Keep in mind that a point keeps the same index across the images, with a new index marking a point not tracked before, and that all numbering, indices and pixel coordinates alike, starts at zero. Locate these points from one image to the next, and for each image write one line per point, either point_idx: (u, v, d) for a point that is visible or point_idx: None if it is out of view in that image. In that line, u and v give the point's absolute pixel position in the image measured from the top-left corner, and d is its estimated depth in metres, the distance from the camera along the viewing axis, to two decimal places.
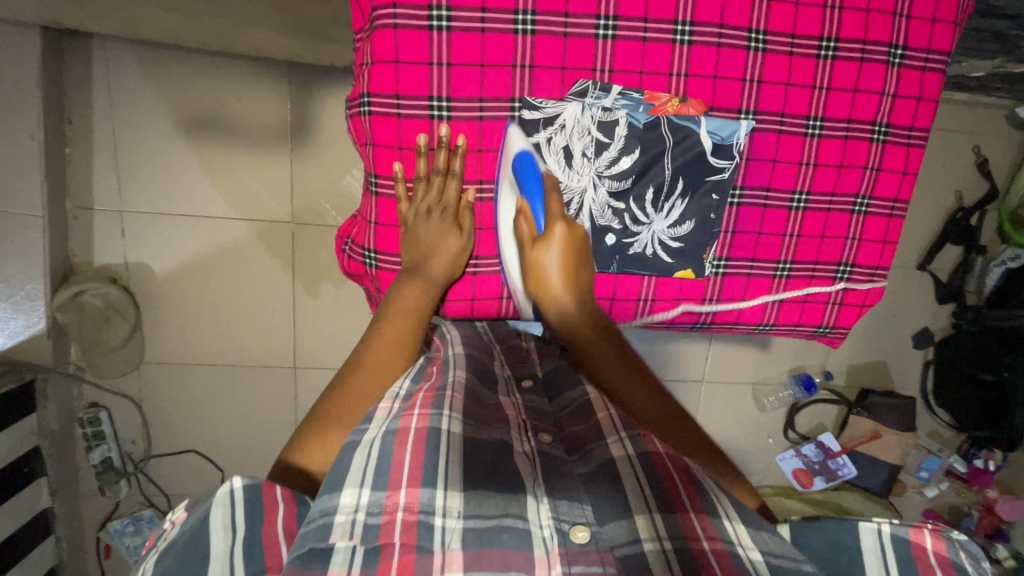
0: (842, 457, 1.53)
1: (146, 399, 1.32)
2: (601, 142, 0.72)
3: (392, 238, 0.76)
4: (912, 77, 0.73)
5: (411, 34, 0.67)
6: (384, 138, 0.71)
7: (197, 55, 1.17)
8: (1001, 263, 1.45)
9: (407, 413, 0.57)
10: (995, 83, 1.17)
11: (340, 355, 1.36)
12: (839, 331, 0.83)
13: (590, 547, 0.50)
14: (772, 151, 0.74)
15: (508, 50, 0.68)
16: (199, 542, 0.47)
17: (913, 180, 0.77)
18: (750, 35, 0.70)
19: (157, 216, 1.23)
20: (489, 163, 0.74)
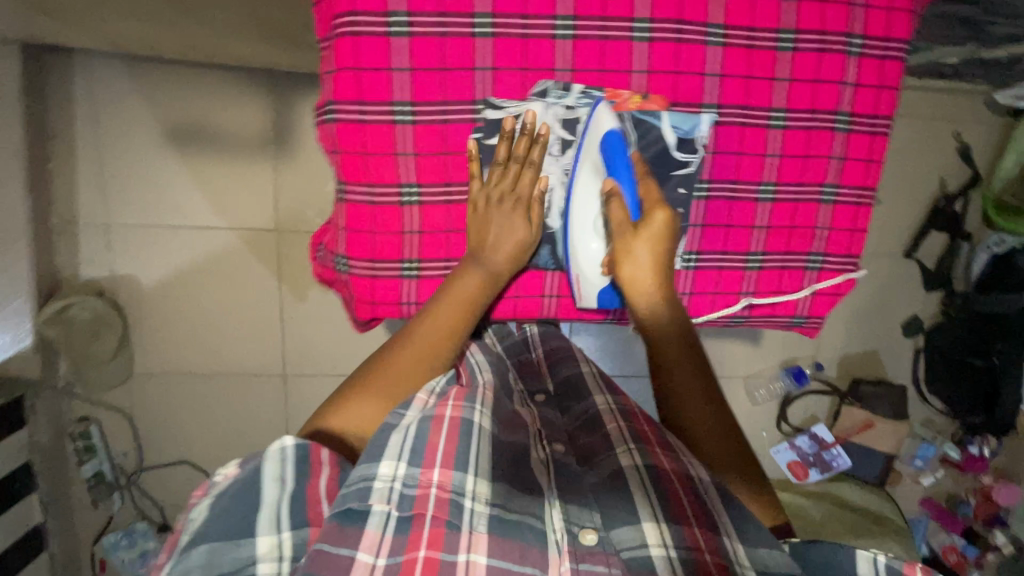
0: (836, 448, 1.53)
1: (136, 411, 1.32)
2: (566, 140, 0.74)
3: (362, 243, 0.73)
4: (873, 66, 0.74)
5: (370, 40, 0.66)
6: (349, 144, 0.69)
7: (176, 67, 1.17)
8: (986, 249, 1.44)
9: (442, 404, 0.67)
10: (971, 70, 1.17)
11: (329, 362, 1.36)
12: (814, 321, 0.82)
13: (597, 548, 0.60)
14: (736, 144, 0.74)
15: (468, 53, 0.68)
16: (251, 489, 0.56)
17: (879, 167, 0.77)
18: (709, 30, 0.70)
19: (141, 228, 1.23)
20: (457, 165, 0.72)
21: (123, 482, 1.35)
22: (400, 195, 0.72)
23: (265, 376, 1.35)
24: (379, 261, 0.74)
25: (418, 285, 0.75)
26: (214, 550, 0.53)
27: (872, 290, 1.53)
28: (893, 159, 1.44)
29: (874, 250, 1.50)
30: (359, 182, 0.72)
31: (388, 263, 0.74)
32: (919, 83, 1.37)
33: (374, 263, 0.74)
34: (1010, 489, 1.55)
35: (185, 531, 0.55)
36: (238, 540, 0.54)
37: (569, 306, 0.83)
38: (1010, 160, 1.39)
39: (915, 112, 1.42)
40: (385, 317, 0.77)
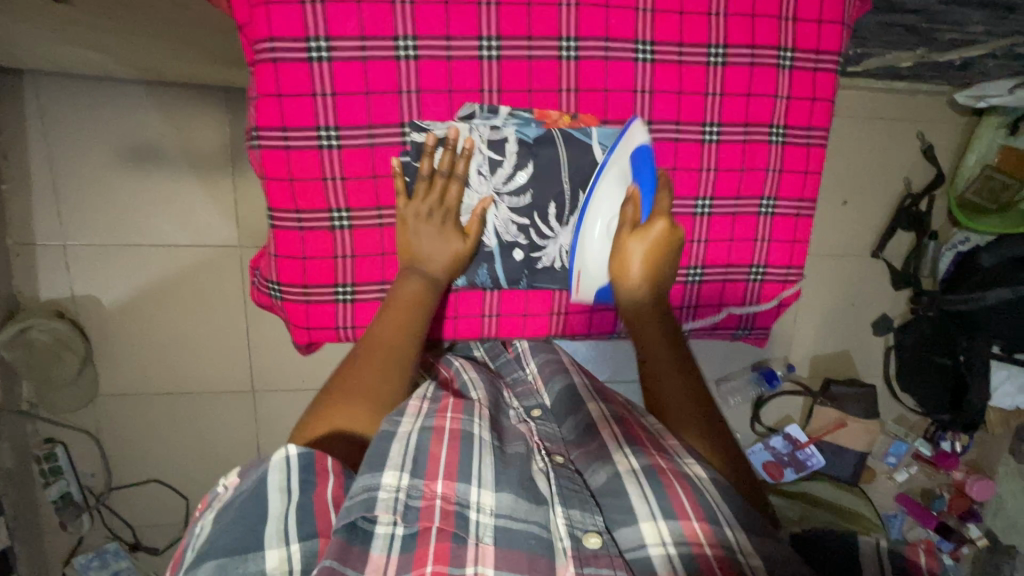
0: (810, 447, 1.53)
1: (103, 431, 1.31)
2: (494, 160, 0.72)
3: (293, 269, 0.73)
4: (804, 78, 0.75)
5: (291, 66, 0.65)
6: (275, 171, 0.69)
7: (130, 85, 1.16)
8: (952, 247, 1.46)
9: (441, 415, 0.68)
10: (927, 72, 1.18)
11: (299, 376, 1.36)
12: (758, 331, 0.85)
13: (601, 551, 0.58)
14: (671, 159, 0.74)
15: (393, 76, 0.67)
16: (257, 500, 0.56)
17: (816, 179, 0.78)
18: (637, 47, 0.71)
19: (100, 247, 1.21)
20: (385, 188, 0.71)
21: (91, 503, 1.34)
22: (331, 220, 0.71)
23: (233, 393, 1.34)
24: (311, 287, 0.73)
25: (353, 309, 0.75)
26: (222, 567, 0.50)
27: (842, 290, 1.54)
28: (859, 160, 1.45)
29: (843, 250, 1.51)
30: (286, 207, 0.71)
31: (321, 287, 0.74)
32: (879, 84, 1.38)
33: (307, 289, 0.73)
34: (982, 484, 1.60)
35: (191, 545, 0.55)
36: (246, 554, 0.52)
37: (510, 325, 0.83)
38: (972, 160, 1.43)
39: (879, 112, 1.43)
40: (321, 341, 0.77)
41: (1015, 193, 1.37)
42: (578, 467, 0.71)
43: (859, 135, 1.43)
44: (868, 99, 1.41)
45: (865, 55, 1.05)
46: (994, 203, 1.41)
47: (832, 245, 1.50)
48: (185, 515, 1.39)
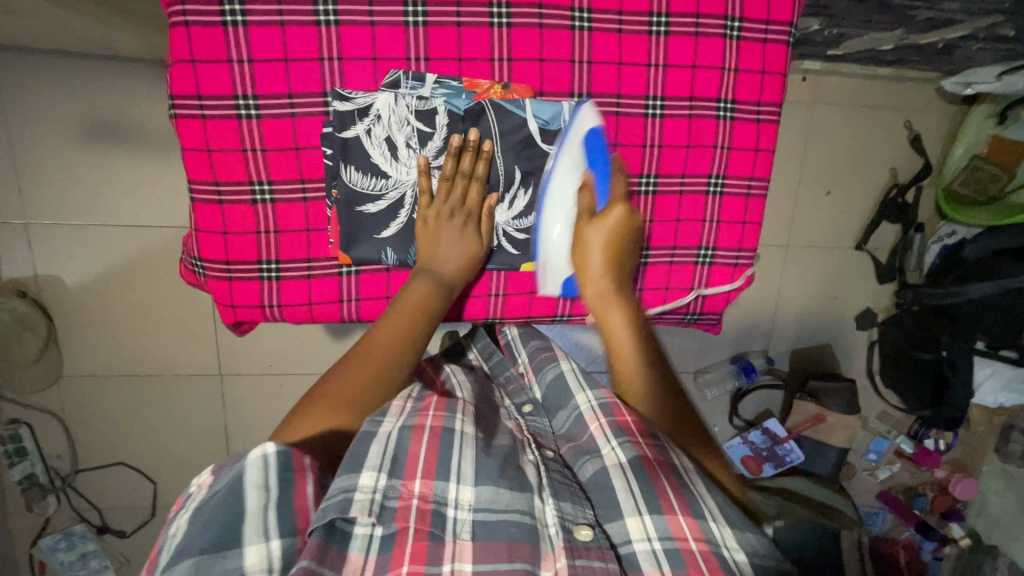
0: (790, 443, 1.49)
1: (67, 413, 1.30)
2: (424, 132, 0.69)
3: (214, 245, 0.70)
4: (752, 50, 0.72)
5: (204, 31, 0.63)
6: (191, 141, 0.66)
7: (87, 60, 1.13)
8: (938, 240, 1.44)
9: (422, 413, 0.67)
10: (911, 56, 1.14)
11: (267, 362, 1.34)
12: (709, 316, 0.84)
13: (593, 543, 0.59)
14: (611, 135, 0.73)
15: (312, 43, 0.65)
16: (232, 497, 0.54)
17: (768, 156, 0.76)
18: (573, 14, 0.68)
19: (62, 227, 1.20)
20: (310, 160, 0.68)
21: (57, 485, 1.33)
22: (251, 193, 0.69)
23: (200, 376, 1.33)
24: (234, 262, 0.70)
25: (278, 288, 0.72)
26: (200, 566, 0.49)
27: (824, 283, 1.50)
28: (843, 149, 1.41)
29: (826, 241, 1.47)
30: (207, 179, 0.68)
31: (244, 264, 0.71)
32: (866, 69, 1.33)
33: (229, 265, 0.71)
34: (966, 482, 1.57)
35: (165, 547, 0.53)
36: (225, 551, 0.51)
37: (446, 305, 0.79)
38: (958, 152, 1.39)
39: (865, 100, 1.38)
40: (249, 320, 0.74)
41: (1004, 185, 1.33)
42: (567, 460, 0.74)
43: (843, 122, 1.39)
44: (854, 86, 1.37)
45: (843, 36, 1.02)
46: (983, 195, 1.37)
47: (814, 237, 1.46)
48: (152, 498, 1.38)
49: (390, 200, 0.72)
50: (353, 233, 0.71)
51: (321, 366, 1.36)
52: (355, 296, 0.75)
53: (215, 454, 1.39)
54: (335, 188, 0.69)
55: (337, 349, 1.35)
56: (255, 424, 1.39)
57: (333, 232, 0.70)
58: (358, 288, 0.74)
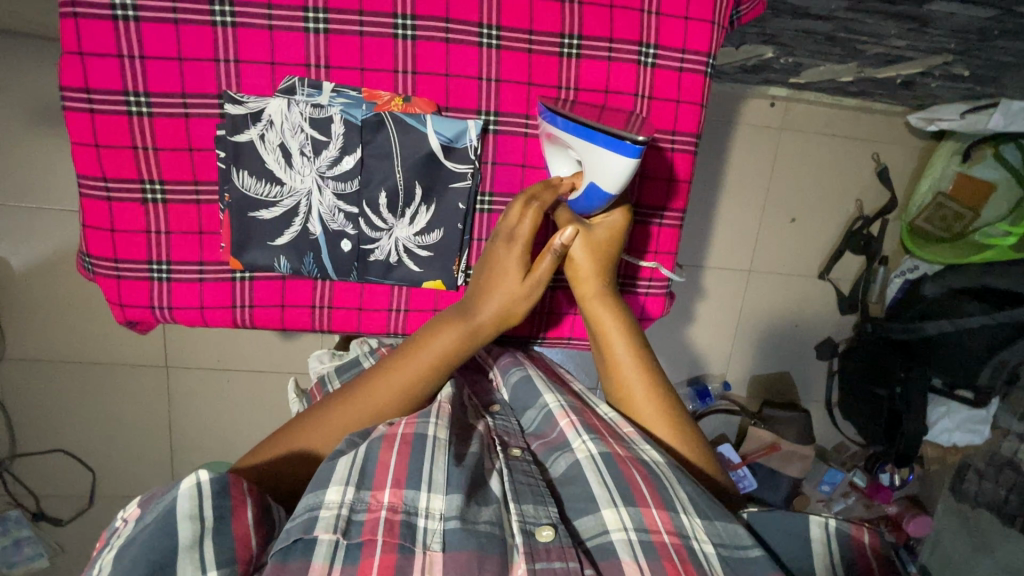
0: (743, 469, 1.43)
1: (8, 396, 1.28)
2: (318, 140, 0.66)
3: (103, 242, 0.66)
4: (668, 77, 0.70)
5: (93, 24, 0.60)
6: (78, 134, 0.63)
7: (35, 42, 1.11)
8: (901, 275, 1.43)
9: (392, 425, 0.65)
10: (874, 89, 1.13)
11: (213, 357, 1.33)
12: None
13: (553, 543, 0.57)
14: (519, 156, 0.71)
15: (207, 43, 0.62)
16: (161, 532, 0.50)
17: (686, 186, 0.75)
18: (481, 31, 0.66)
19: (7, 208, 1.18)
20: (203, 162, 0.65)
21: None
22: (142, 192, 0.65)
23: (145, 367, 1.32)
24: (123, 261, 0.67)
25: (169, 290, 0.68)
26: None
27: (786, 311, 1.49)
28: (810, 177, 1.39)
29: (789, 268, 1.46)
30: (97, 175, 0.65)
31: (133, 264, 0.67)
32: (833, 99, 1.33)
33: (118, 263, 0.67)
34: (920, 520, 1.53)
35: None
36: None
37: (344, 318, 0.74)
38: (925, 186, 1.38)
39: (833, 129, 1.37)
40: (143, 321, 0.70)
41: (969, 222, 1.32)
42: (539, 457, 0.72)
43: (810, 150, 1.38)
44: (822, 115, 1.36)
45: (799, 65, 1.01)
46: (948, 233, 1.35)
47: (778, 264, 1.45)
48: (92, 487, 1.37)
49: (284, 207, 0.67)
50: (245, 238, 0.67)
51: (269, 364, 1.35)
52: (248, 303, 0.71)
53: (158, 446, 1.38)
54: (226, 192, 0.66)
55: (286, 347, 1.34)
56: (199, 417, 1.37)
57: (225, 237, 0.67)
58: (252, 295, 0.71)
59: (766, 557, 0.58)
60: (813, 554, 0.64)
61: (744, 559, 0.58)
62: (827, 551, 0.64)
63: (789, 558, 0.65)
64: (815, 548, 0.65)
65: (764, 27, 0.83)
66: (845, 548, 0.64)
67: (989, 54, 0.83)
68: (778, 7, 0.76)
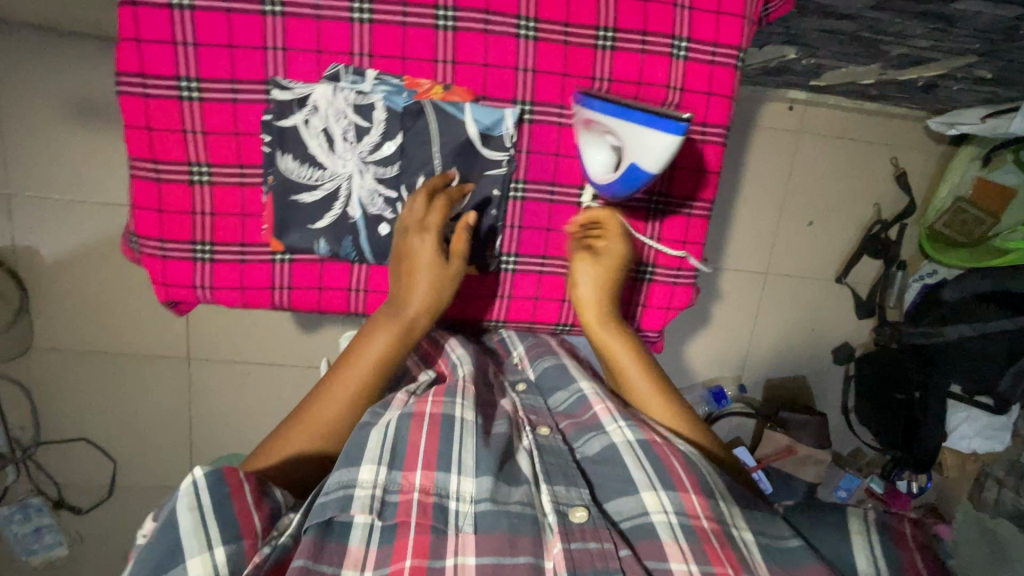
0: (758, 472, 1.41)
1: (35, 385, 1.31)
2: (361, 126, 0.68)
3: (150, 223, 0.68)
4: (700, 70, 0.72)
5: (150, 12, 0.62)
6: (131, 118, 0.65)
7: (74, 40, 1.15)
8: (920, 279, 1.43)
9: (421, 402, 0.66)
10: (895, 92, 1.14)
11: (234, 349, 1.35)
12: (647, 335, 0.81)
13: (588, 525, 0.59)
14: (553, 145, 0.73)
15: (257, 31, 0.64)
16: (167, 526, 0.53)
17: (715, 177, 0.76)
18: (519, 22, 0.68)
19: (41, 200, 1.21)
20: (249, 146, 0.67)
21: (19, 456, 1.34)
22: (189, 174, 0.67)
23: (167, 358, 1.34)
24: (169, 242, 0.69)
25: (211, 270, 0.70)
26: None
27: (802, 314, 1.49)
28: (828, 180, 1.40)
29: (807, 271, 1.46)
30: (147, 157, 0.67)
31: (178, 244, 0.69)
32: (852, 103, 1.33)
33: (164, 243, 0.69)
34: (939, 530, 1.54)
35: None
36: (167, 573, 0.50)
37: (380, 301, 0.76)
38: (944, 191, 1.39)
39: (851, 134, 1.38)
40: (184, 301, 0.72)
41: (987, 229, 1.32)
42: (567, 436, 0.71)
43: (828, 154, 1.38)
44: (840, 119, 1.37)
45: (821, 67, 1.02)
46: (968, 238, 1.35)
47: (796, 266, 1.45)
48: (111, 476, 1.39)
49: (325, 190, 0.69)
50: (287, 220, 0.69)
51: (287, 357, 1.37)
52: (288, 284, 0.72)
53: (177, 436, 1.40)
54: (270, 175, 0.68)
55: (305, 341, 1.36)
56: (218, 409, 1.39)
57: (267, 219, 0.69)
58: (291, 277, 0.72)
59: (803, 546, 0.61)
60: (852, 539, 0.65)
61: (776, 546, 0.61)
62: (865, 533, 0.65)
63: (824, 539, 0.66)
64: (854, 533, 0.65)
65: (788, 27, 0.84)
66: (885, 531, 0.65)
67: (1016, 56, 0.84)
68: (804, 6, 0.77)
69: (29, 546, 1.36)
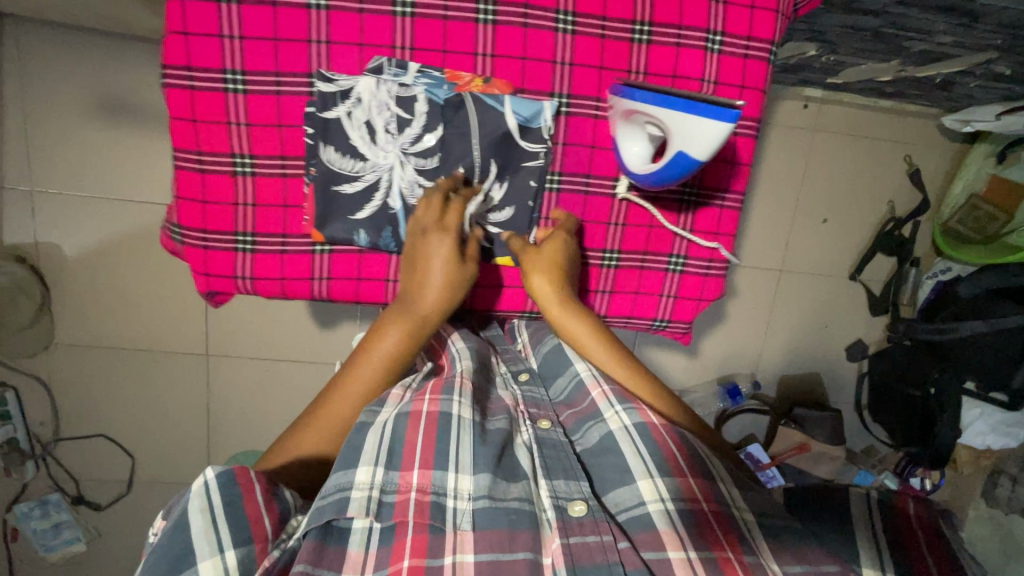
0: (772, 469, 1.42)
1: (55, 381, 1.32)
2: (402, 118, 0.69)
3: (193, 213, 0.69)
4: (734, 64, 0.73)
5: (198, 5, 0.64)
6: (177, 109, 0.66)
7: (100, 38, 1.16)
8: (934, 276, 1.44)
9: (418, 399, 0.66)
10: (912, 89, 1.15)
11: (253, 346, 1.36)
12: (677, 325, 0.83)
13: (587, 518, 0.58)
14: (589, 137, 0.73)
15: (301, 24, 0.65)
16: (177, 527, 0.52)
17: (747, 170, 0.78)
18: (558, 16, 0.69)
19: (65, 197, 1.22)
20: (291, 138, 0.69)
21: (38, 451, 1.34)
22: (232, 165, 0.69)
23: (187, 355, 1.35)
24: (212, 232, 0.70)
25: (253, 260, 0.72)
26: None
27: (816, 311, 1.49)
28: (842, 177, 1.41)
29: (821, 268, 1.47)
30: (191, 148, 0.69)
31: (220, 235, 0.70)
32: (867, 100, 1.35)
33: (206, 234, 0.70)
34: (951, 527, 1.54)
35: None
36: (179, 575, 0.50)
37: None
38: (958, 189, 1.40)
39: (865, 132, 1.39)
40: (223, 292, 0.73)
41: (1000, 227, 1.32)
42: (567, 428, 0.72)
43: (843, 151, 1.39)
44: (854, 116, 1.38)
45: (840, 64, 1.03)
46: (981, 235, 1.35)
47: (810, 263, 1.46)
48: (129, 472, 1.40)
49: (366, 181, 0.71)
50: (329, 210, 0.71)
51: (306, 354, 1.38)
52: (326, 275, 0.74)
53: (195, 433, 1.40)
54: (312, 167, 0.69)
55: (323, 338, 1.37)
56: (236, 406, 1.40)
57: (309, 209, 0.70)
58: (330, 268, 0.74)
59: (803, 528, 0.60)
60: (854, 515, 0.68)
61: (784, 526, 0.60)
62: (866, 510, 0.68)
63: (823, 513, 0.70)
64: (855, 511, 0.68)
65: (812, 24, 0.86)
66: (886, 512, 0.68)
67: None
68: (831, 2, 0.78)
69: (46, 542, 1.37)
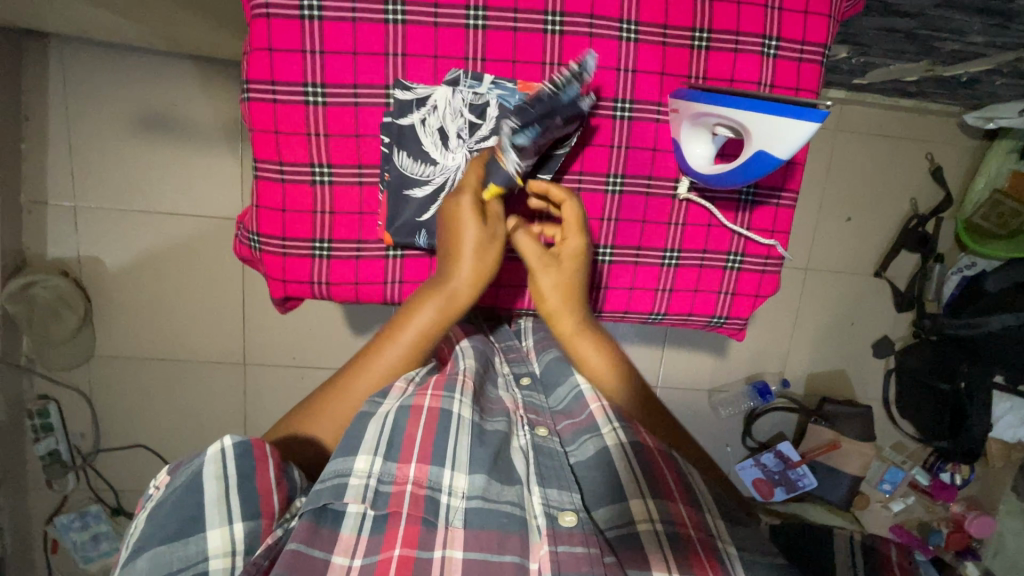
0: (802, 467, 1.45)
1: (95, 392, 1.34)
2: (475, 124, 0.71)
3: (272, 221, 0.73)
4: (788, 68, 0.75)
5: (284, 23, 0.67)
6: (260, 122, 0.70)
7: (143, 55, 1.19)
8: (958, 271, 1.46)
9: (420, 394, 0.65)
10: (935, 89, 1.17)
11: (291, 354, 1.37)
12: (734, 321, 0.85)
13: (576, 530, 0.56)
14: (651, 141, 0.76)
15: (380, 38, 0.69)
16: (190, 489, 0.52)
17: (801, 169, 0.80)
18: (622, 25, 0.72)
19: (106, 211, 1.24)
20: (369, 148, 0.73)
21: (78, 463, 1.36)
22: (311, 175, 0.72)
23: (224, 365, 1.36)
24: (290, 240, 0.74)
25: (328, 266, 0.75)
26: (161, 557, 0.49)
27: (841, 308, 1.51)
28: (865, 175, 1.43)
29: (845, 266, 1.48)
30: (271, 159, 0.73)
31: (298, 242, 0.74)
32: (889, 100, 1.37)
33: (285, 242, 0.74)
34: (982, 520, 1.52)
35: (124, 544, 0.52)
36: (188, 537, 0.51)
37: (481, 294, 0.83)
38: (980, 184, 1.41)
39: (887, 131, 1.41)
40: (296, 296, 0.78)
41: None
42: (563, 438, 0.70)
43: (866, 150, 1.41)
44: (876, 116, 1.41)
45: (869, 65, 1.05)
46: (1004, 229, 1.38)
47: (834, 261, 1.48)
48: None
49: (435, 185, 0.72)
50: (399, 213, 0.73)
51: (340, 361, 1.39)
52: (398, 279, 0.78)
53: None
54: (386, 172, 0.72)
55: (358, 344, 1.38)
56: (272, 414, 1.41)
57: (383, 216, 0.74)
58: (402, 272, 0.78)
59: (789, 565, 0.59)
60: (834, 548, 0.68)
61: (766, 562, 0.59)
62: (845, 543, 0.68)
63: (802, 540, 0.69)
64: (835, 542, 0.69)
65: (848, 27, 0.88)
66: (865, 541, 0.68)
67: None
68: (869, 7, 0.81)
69: (88, 553, 1.37)
